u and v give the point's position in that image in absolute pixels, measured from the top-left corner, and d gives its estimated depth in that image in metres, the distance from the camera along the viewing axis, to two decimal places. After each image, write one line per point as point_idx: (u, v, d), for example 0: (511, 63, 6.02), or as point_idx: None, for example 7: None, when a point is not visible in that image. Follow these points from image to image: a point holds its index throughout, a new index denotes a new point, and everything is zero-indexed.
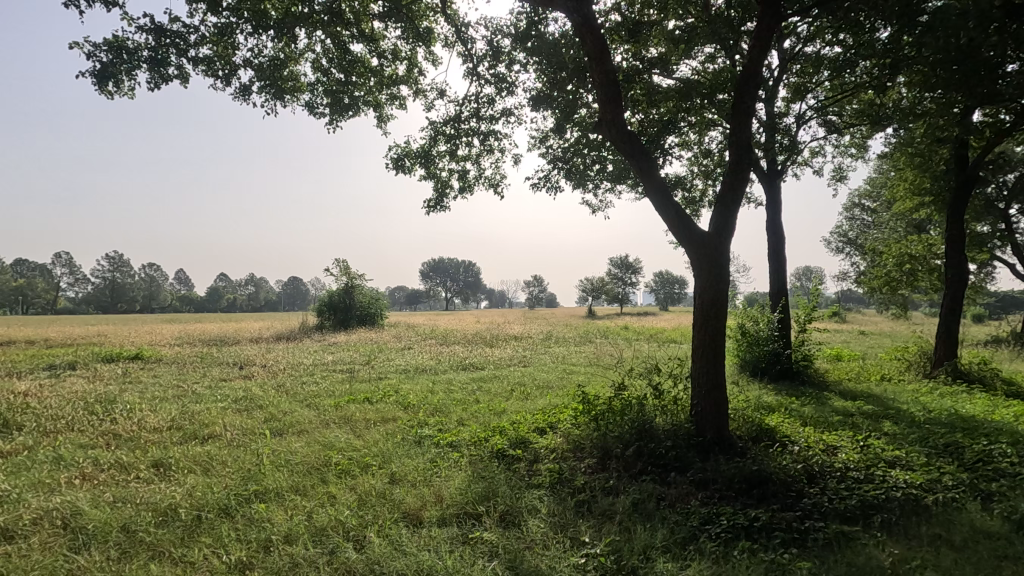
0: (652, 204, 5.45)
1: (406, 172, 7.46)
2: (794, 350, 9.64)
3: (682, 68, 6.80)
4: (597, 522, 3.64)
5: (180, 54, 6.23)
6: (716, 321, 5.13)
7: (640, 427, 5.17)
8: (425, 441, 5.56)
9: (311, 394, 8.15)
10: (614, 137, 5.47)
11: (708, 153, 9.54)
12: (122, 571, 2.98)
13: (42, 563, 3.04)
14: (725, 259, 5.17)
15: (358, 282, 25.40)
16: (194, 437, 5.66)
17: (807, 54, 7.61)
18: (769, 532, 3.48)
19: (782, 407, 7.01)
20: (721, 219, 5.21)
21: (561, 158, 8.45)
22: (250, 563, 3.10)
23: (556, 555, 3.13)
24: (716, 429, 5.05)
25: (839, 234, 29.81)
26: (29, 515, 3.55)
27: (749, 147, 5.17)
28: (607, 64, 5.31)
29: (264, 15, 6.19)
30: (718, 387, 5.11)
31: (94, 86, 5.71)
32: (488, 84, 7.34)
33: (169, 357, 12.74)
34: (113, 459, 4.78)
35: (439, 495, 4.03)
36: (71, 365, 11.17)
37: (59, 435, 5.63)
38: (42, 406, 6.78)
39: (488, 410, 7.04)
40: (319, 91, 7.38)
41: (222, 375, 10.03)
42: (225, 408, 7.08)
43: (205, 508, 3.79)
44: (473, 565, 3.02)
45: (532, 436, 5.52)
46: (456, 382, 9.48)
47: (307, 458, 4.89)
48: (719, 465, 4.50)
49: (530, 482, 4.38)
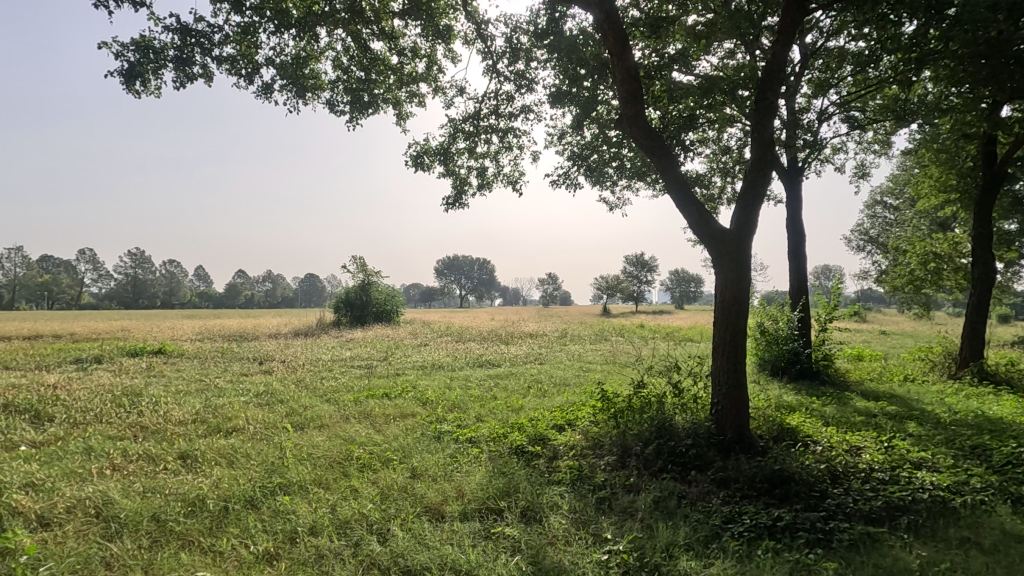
0: (672, 201, 5.41)
1: (425, 169, 7.50)
2: (814, 350, 9.52)
3: (703, 64, 6.74)
4: (618, 519, 3.64)
5: (204, 53, 6.33)
6: (737, 319, 5.08)
7: (660, 425, 5.15)
8: (444, 437, 5.59)
9: (330, 389, 8.25)
10: (634, 133, 5.43)
11: (727, 150, 9.42)
12: (154, 559, 3.05)
13: (76, 550, 3.11)
14: (746, 257, 5.11)
15: (375, 279, 25.67)
16: (218, 430, 5.76)
17: (830, 49, 7.49)
18: (792, 532, 3.46)
19: (803, 407, 6.93)
20: (743, 216, 5.16)
21: (579, 155, 8.41)
22: (277, 553, 3.15)
23: (578, 552, 3.14)
24: (737, 427, 5.01)
25: (860, 232, 29.27)
26: (63, 504, 3.65)
27: (772, 144, 5.11)
28: (629, 60, 5.27)
29: (286, 14, 6.26)
30: (739, 386, 5.06)
31: (122, 85, 5.83)
32: (507, 81, 7.32)
33: (191, 351, 12.97)
34: (141, 451, 4.89)
35: (460, 491, 4.05)
36: (96, 358, 11.43)
37: (89, 426, 5.77)
38: (71, 398, 6.95)
39: (506, 407, 7.06)
40: (340, 89, 7.43)
41: (243, 369, 10.18)
42: (247, 402, 7.19)
43: (231, 500, 3.86)
44: (497, 560, 3.04)
45: (550, 433, 5.53)
46: (473, 379, 9.52)
47: (329, 452, 4.95)
48: (741, 463, 4.48)
49: (551, 479, 4.39)
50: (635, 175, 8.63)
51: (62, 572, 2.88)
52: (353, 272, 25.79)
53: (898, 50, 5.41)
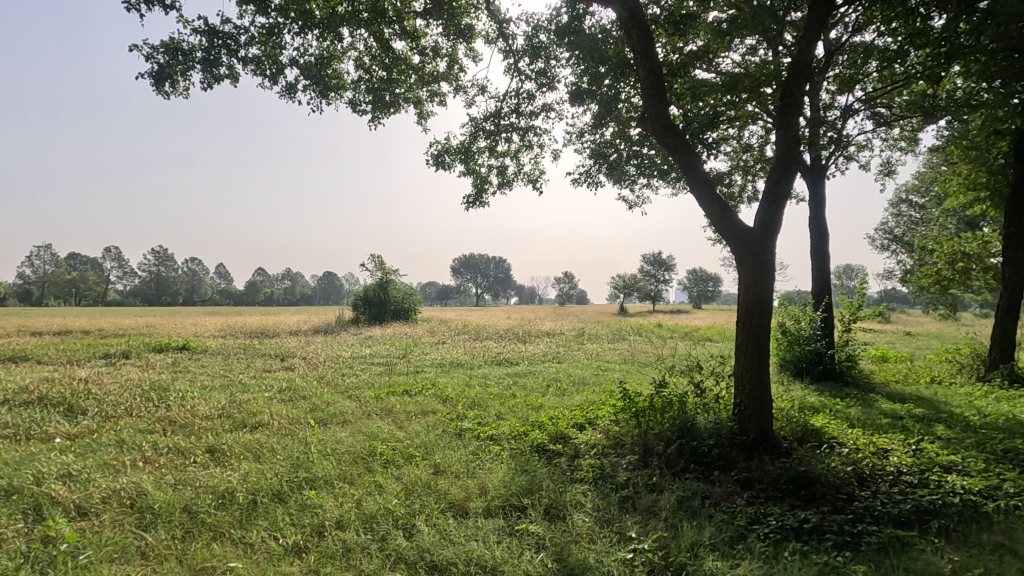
0: (695, 199, 5.37)
1: (446, 168, 7.53)
2: (837, 350, 9.38)
3: (725, 61, 6.67)
4: (643, 518, 3.63)
5: (231, 54, 6.44)
6: (761, 319, 5.02)
7: (681, 425, 5.11)
8: (465, 434, 5.62)
9: (351, 386, 8.34)
10: (656, 131, 5.41)
11: (749, 148, 9.29)
12: (187, 550, 3.12)
13: (113, 539, 3.20)
14: (769, 256, 5.06)
15: (393, 278, 25.88)
16: (243, 425, 5.87)
17: (855, 44, 7.34)
18: (820, 534, 3.42)
19: (827, 408, 6.82)
20: (767, 215, 5.10)
21: (599, 153, 8.37)
22: (305, 546, 3.21)
23: (603, 550, 3.14)
24: (760, 427, 4.96)
25: (885, 232, 28.72)
26: (99, 494, 3.75)
27: (798, 142, 5.04)
28: (652, 57, 5.24)
29: (310, 14, 6.33)
30: (763, 386, 5.01)
31: (152, 86, 5.96)
32: (528, 80, 7.31)
33: (214, 348, 13.21)
34: (170, 444, 5.00)
35: (482, 488, 4.08)
36: (124, 354, 11.72)
37: (119, 420, 5.92)
38: (102, 392, 7.13)
39: (526, 405, 7.08)
40: (362, 89, 7.49)
41: (266, 366, 10.35)
42: (271, 398, 7.32)
43: (259, 492, 3.93)
44: (522, 556, 3.06)
45: (571, 431, 5.54)
46: (491, 377, 9.56)
47: (353, 447, 5.02)
48: (765, 464, 4.43)
49: (573, 477, 4.40)
50: (655, 173, 8.56)
51: (100, 559, 2.98)
52: (371, 271, 26.05)
53: (927, 45, 5.31)
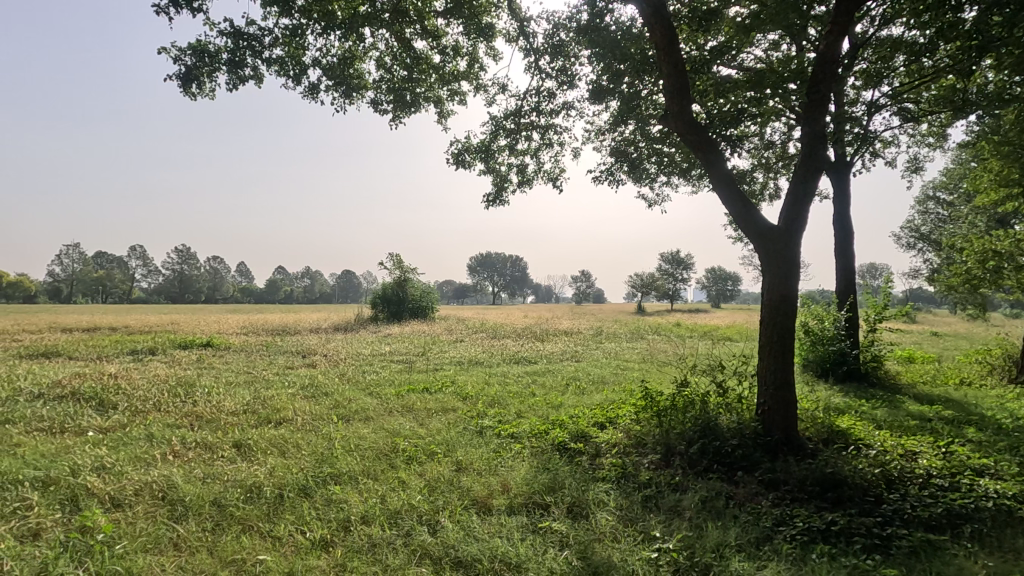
0: (718, 197, 5.32)
1: (466, 167, 7.56)
2: (863, 350, 9.21)
3: (748, 57, 6.58)
4: (666, 518, 3.61)
5: (255, 55, 6.53)
6: (785, 319, 4.94)
7: (704, 425, 5.06)
8: (486, 432, 5.64)
9: (372, 383, 8.42)
10: (680, 129, 5.35)
11: (771, 145, 9.15)
12: (218, 542, 3.19)
13: (147, 530, 3.28)
14: (794, 254, 4.98)
15: (411, 276, 26.07)
16: (268, 420, 5.97)
17: (882, 38, 7.18)
18: (848, 537, 3.36)
19: (853, 410, 6.70)
20: (793, 212, 5.04)
21: (619, 151, 8.32)
22: (331, 540, 3.25)
23: (627, 549, 3.13)
24: (784, 429, 4.89)
25: (911, 230, 28.09)
26: (132, 486, 3.85)
27: (824, 138, 4.96)
28: (675, 53, 5.19)
29: (332, 15, 6.40)
30: (787, 386, 4.94)
31: (180, 88, 6.08)
32: (549, 78, 7.29)
33: (238, 345, 13.46)
34: (199, 439, 5.10)
35: (505, 485, 4.10)
36: (151, 350, 12.00)
37: (148, 414, 6.06)
38: (132, 387, 7.31)
39: (546, 404, 7.08)
40: (383, 89, 7.55)
41: (288, 362, 10.52)
42: (294, 394, 7.43)
43: (286, 487, 3.99)
44: (546, 554, 3.06)
45: (592, 430, 5.51)
46: (510, 375, 9.59)
47: (375, 444, 5.07)
48: (790, 465, 4.38)
49: (595, 476, 4.39)
50: (676, 171, 8.48)
51: (135, 549, 3.06)
52: (390, 269, 26.28)
53: (957, 39, 5.18)
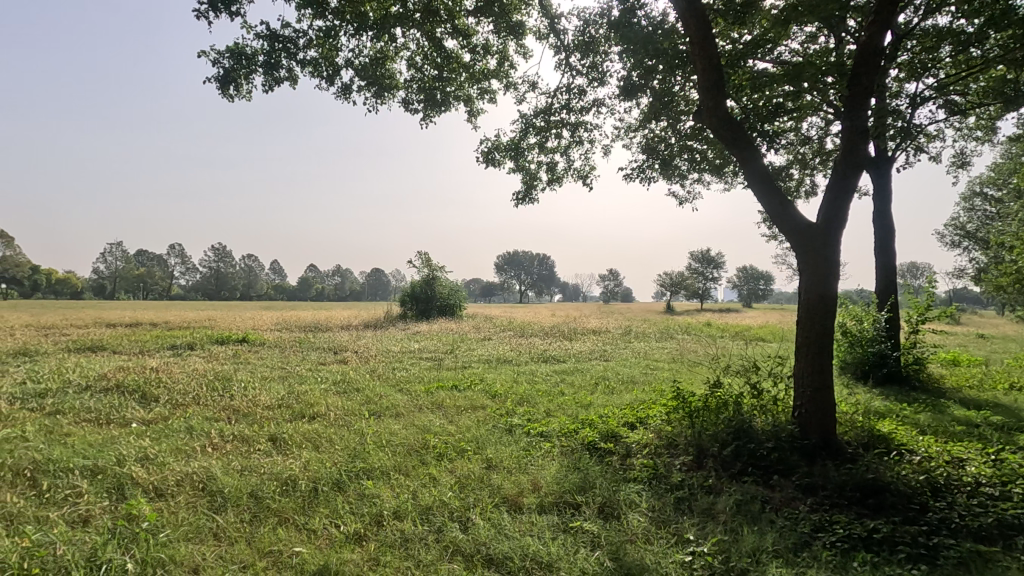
0: (753, 195, 5.20)
1: (496, 165, 7.56)
2: (904, 352, 8.88)
3: (786, 50, 6.40)
4: (700, 521, 3.55)
5: (290, 57, 6.66)
6: (823, 319, 4.79)
7: (738, 426, 4.96)
8: (516, 430, 5.64)
9: (402, 379, 8.53)
10: (714, 125, 5.24)
11: (808, 141, 8.88)
12: (255, 533, 3.27)
13: (188, 520, 3.39)
14: (833, 253, 4.83)
15: (439, 275, 26.30)
16: (302, 415, 6.09)
17: (927, 28, 6.89)
18: (891, 546, 3.24)
19: (893, 414, 6.46)
20: (832, 209, 4.89)
21: (650, 149, 8.20)
22: (364, 534, 3.30)
23: (660, 551, 3.09)
24: (822, 432, 4.76)
25: (956, 227, 26.97)
26: (174, 477, 3.98)
27: (866, 133, 4.79)
28: (710, 49, 5.08)
29: (365, 16, 6.48)
30: (825, 388, 4.79)
31: (218, 90, 6.25)
32: (580, 75, 7.22)
33: (272, 341, 13.79)
34: (236, 432, 5.24)
35: (535, 484, 4.08)
36: (190, 345, 12.39)
37: (188, 407, 6.26)
38: (173, 381, 7.57)
39: (575, 403, 7.05)
40: (414, 88, 7.61)
41: (320, 358, 10.74)
42: (326, 389, 7.57)
43: (320, 481, 4.06)
44: (578, 554, 3.05)
45: (622, 430, 5.46)
46: (539, 374, 9.57)
47: (406, 440, 5.12)
48: (828, 470, 4.26)
49: (626, 477, 4.34)
50: (708, 168, 8.32)
51: (178, 538, 3.15)
52: (418, 268, 26.53)
53: (1010, 27, 4.93)
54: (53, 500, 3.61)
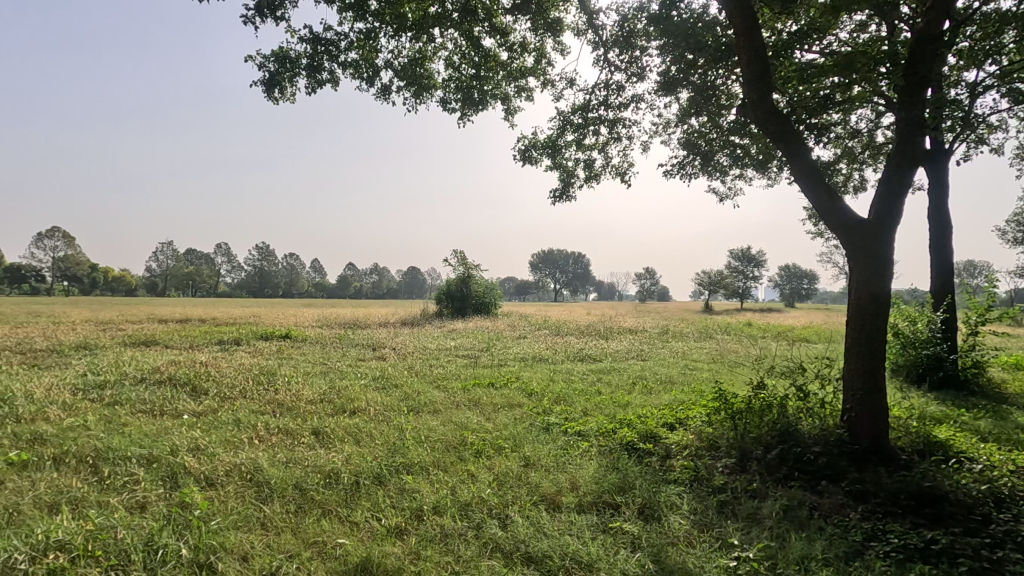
0: (800, 190, 5.02)
1: (533, 163, 7.54)
2: (962, 355, 8.42)
3: (836, 39, 6.15)
4: (744, 525, 3.46)
5: (331, 59, 6.80)
6: (875, 319, 4.59)
7: (783, 429, 4.80)
8: (552, 428, 5.63)
9: (439, 376, 8.63)
10: (759, 118, 5.09)
11: (858, 135, 8.52)
12: (301, 524, 3.35)
13: (237, 509, 3.50)
14: (887, 250, 4.62)
15: (475, 273, 26.50)
16: (343, 410, 6.23)
17: (989, 12, 6.51)
18: (951, 557, 3.08)
19: (951, 419, 6.15)
20: (885, 204, 4.68)
21: (690, 144, 8.04)
22: (405, 528, 3.34)
23: (703, 555, 3.02)
24: (873, 436, 4.56)
25: (1019, 222, 25.42)
26: (223, 467, 4.13)
27: (923, 124, 4.56)
28: (756, 40, 4.91)
29: (403, 17, 6.55)
30: (877, 392, 4.59)
31: (264, 93, 6.44)
32: (619, 71, 7.13)
33: (313, 337, 14.18)
34: (281, 425, 5.40)
35: (573, 483, 4.06)
36: (236, 340, 12.86)
37: (235, 401, 6.49)
38: (221, 375, 7.86)
39: (612, 402, 6.98)
40: (451, 87, 7.66)
41: (360, 354, 10.98)
42: (366, 385, 7.72)
43: (362, 474, 4.14)
44: (618, 555, 3.01)
45: (661, 431, 5.37)
46: (574, 372, 9.53)
47: (444, 436, 5.17)
48: (880, 476, 4.08)
49: (667, 478, 4.27)
50: (751, 163, 8.08)
51: (228, 526, 3.26)
52: (454, 267, 26.78)
53: None
54: (113, 486, 3.80)
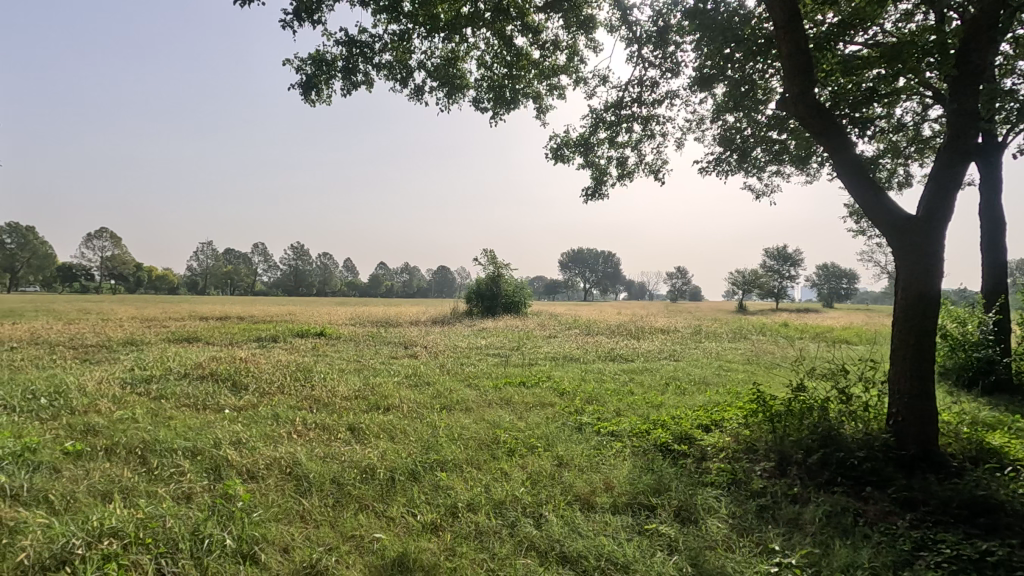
0: (844, 186, 4.85)
1: (565, 161, 7.50)
2: (1017, 359, 8.00)
3: (881, 30, 5.92)
4: (785, 531, 3.37)
5: (366, 61, 6.90)
6: (922, 320, 4.41)
7: (825, 433, 4.66)
8: (585, 428, 5.59)
9: (470, 375, 8.68)
10: (801, 113, 4.94)
11: (903, 129, 8.19)
12: (339, 517, 3.42)
13: (278, 501, 3.60)
14: (936, 248, 4.43)
15: (505, 272, 26.56)
16: (377, 406, 6.33)
17: None
18: (1009, 571, 2.92)
19: (1005, 426, 5.85)
20: (934, 201, 4.49)
21: (726, 140, 7.86)
22: (440, 524, 3.37)
23: (743, 560, 2.96)
24: (922, 443, 4.38)
25: None
26: (264, 461, 4.24)
27: (977, 116, 4.35)
28: (799, 32, 4.73)
29: (436, 18, 6.60)
30: (925, 396, 4.41)
31: (301, 95, 6.58)
32: (653, 67, 7.01)
33: (347, 334, 14.43)
34: (318, 421, 5.52)
35: (607, 483, 4.03)
36: (273, 337, 13.20)
37: (274, 396, 6.66)
38: (259, 370, 8.08)
39: (645, 403, 6.89)
40: (484, 87, 7.68)
41: (392, 352, 11.12)
42: (399, 382, 7.82)
43: (397, 470, 4.19)
44: (654, 557, 2.97)
45: (697, 432, 5.27)
46: (606, 372, 9.44)
47: (477, 434, 5.20)
48: (930, 484, 3.92)
49: (703, 481, 4.19)
50: (789, 159, 7.85)
51: (269, 518, 3.35)
52: (484, 266, 26.91)
53: None
54: (160, 476, 3.94)
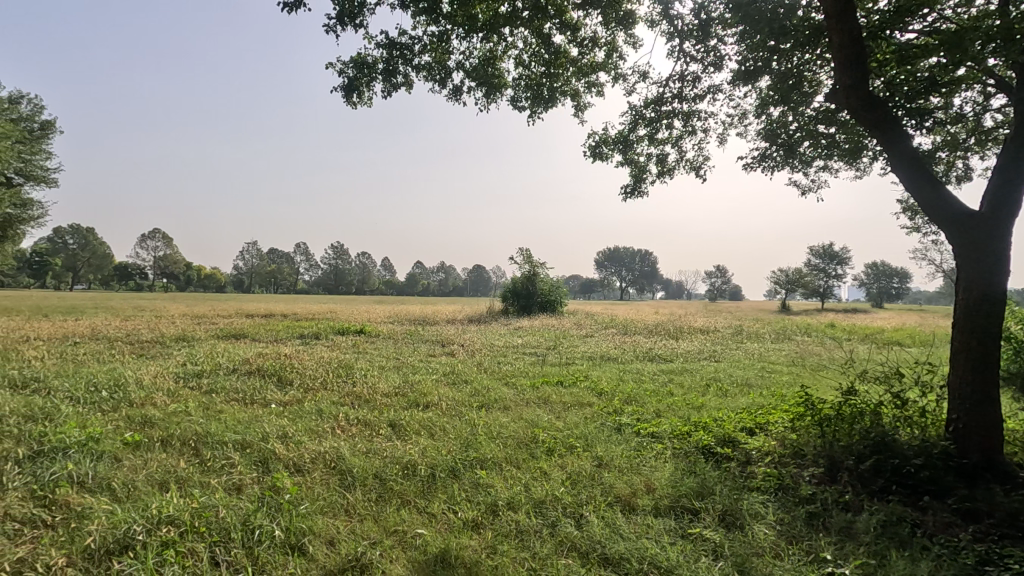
0: (900, 180, 4.63)
1: (603, 159, 7.42)
2: None
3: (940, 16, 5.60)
4: (837, 539, 3.25)
5: (406, 63, 7.00)
6: (986, 323, 4.16)
7: (878, 439, 4.46)
8: (625, 429, 5.52)
9: (507, 373, 8.69)
10: (852, 105, 4.74)
11: (962, 119, 7.76)
12: (381, 512, 3.48)
13: (323, 495, 3.69)
14: (1000, 246, 4.18)
15: (540, 272, 26.52)
16: (416, 403, 6.41)
17: None
18: None
19: None
20: (999, 195, 4.24)
21: (771, 135, 7.62)
22: (481, 522, 3.39)
23: (792, 569, 2.86)
24: (984, 451, 4.14)
25: None
26: (309, 455, 4.36)
27: None
28: (851, 20, 4.52)
29: (474, 18, 6.63)
30: (989, 401, 4.16)
31: (344, 98, 6.73)
32: (694, 61, 6.86)
33: (386, 332, 14.69)
34: (359, 417, 5.63)
35: (649, 485, 3.97)
36: (315, 335, 13.56)
37: (317, 392, 6.84)
38: (303, 367, 8.31)
39: (686, 404, 6.75)
40: (521, 85, 7.68)
41: (430, 350, 11.26)
42: (438, 380, 7.91)
43: (437, 467, 4.23)
44: (699, 562, 2.91)
45: (740, 435, 5.14)
46: (645, 372, 9.30)
47: (515, 433, 5.20)
48: (995, 495, 3.69)
49: (748, 485, 4.08)
50: (838, 153, 7.55)
51: (315, 510, 3.44)
52: (520, 264, 26.91)
53: None
54: (213, 468, 4.10)
